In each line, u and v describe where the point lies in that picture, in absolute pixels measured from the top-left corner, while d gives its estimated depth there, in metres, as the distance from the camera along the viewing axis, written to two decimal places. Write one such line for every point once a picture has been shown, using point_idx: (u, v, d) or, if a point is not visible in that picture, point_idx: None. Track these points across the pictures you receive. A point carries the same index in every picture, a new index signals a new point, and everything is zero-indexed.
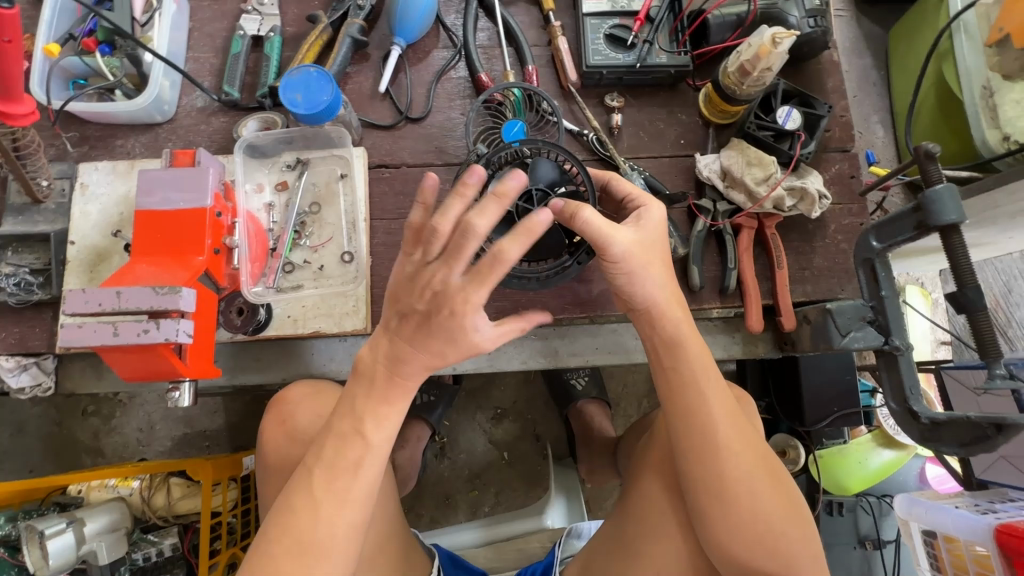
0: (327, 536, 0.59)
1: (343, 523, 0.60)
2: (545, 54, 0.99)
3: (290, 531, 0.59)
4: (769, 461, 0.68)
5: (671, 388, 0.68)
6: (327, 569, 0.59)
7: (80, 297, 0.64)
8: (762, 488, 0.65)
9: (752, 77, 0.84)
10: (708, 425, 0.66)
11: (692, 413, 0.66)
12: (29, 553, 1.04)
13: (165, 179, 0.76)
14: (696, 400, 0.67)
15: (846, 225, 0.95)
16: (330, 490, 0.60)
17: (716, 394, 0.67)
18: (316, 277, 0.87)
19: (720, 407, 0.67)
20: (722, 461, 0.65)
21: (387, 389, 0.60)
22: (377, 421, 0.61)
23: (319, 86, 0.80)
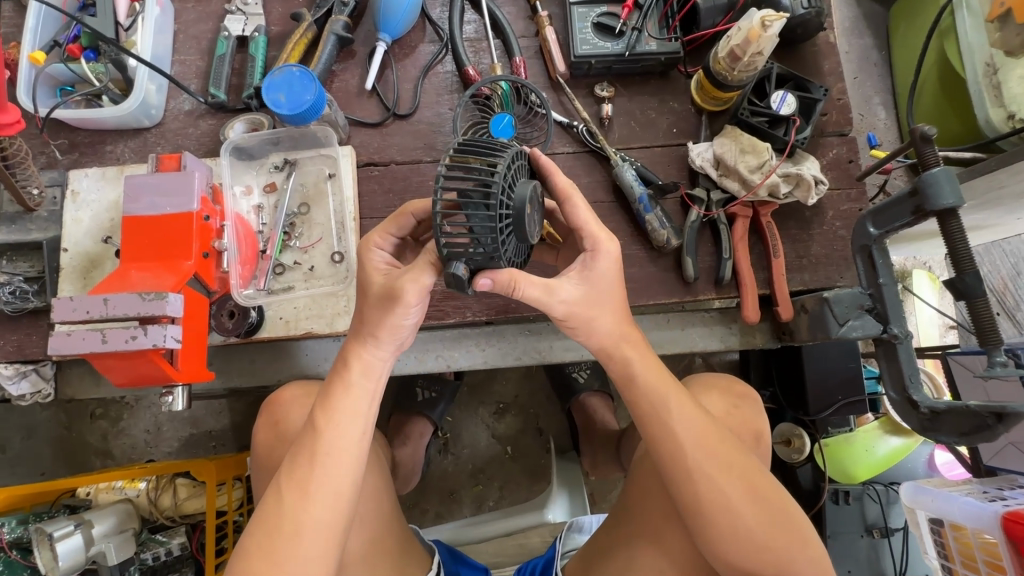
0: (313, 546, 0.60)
1: (312, 521, 0.59)
2: (534, 45, 0.97)
3: (267, 537, 0.59)
4: (749, 471, 0.67)
5: (640, 413, 0.69)
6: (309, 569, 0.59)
7: (68, 304, 0.64)
8: (736, 495, 0.65)
9: (743, 62, 0.82)
10: (678, 446, 0.66)
11: (661, 438, 0.67)
12: (40, 554, 1.06)
13: (151, 184, 0.76)
14: (663, 424, 0.67)
15: (845, 211, 0.93)
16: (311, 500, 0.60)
17: (682, 415, 0.67)
18: (307, 278, 0.86)
19: (687, 428, 0.67)
20: (696, 483, 0.65)
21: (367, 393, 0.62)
22: (343, 411, 0.61)
23: (302, 85, 0.79)
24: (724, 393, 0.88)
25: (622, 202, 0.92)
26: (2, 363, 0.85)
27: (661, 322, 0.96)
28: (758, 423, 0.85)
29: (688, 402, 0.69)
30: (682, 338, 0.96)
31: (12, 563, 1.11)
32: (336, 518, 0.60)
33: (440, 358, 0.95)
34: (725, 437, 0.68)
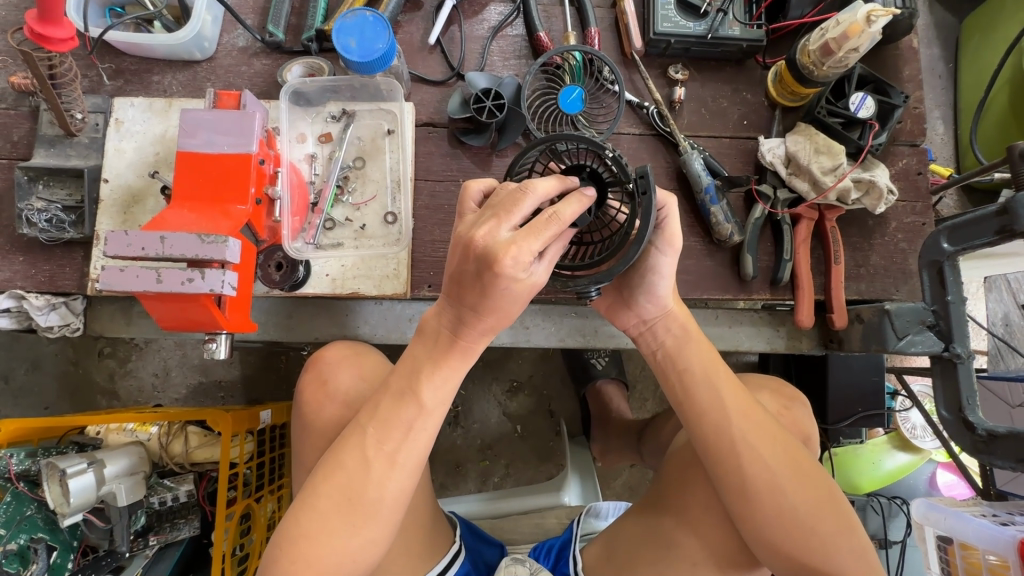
0: (371, 489, 0.61)
1: (391, 481, 0.62)
2: (608, 17, 0.93)
3: (340, 489, 0.61)
4: (797, 455, 0.67)
5: (684, 388, 0.71)
6: (374, 524, 0.61)
7: (122, 238, 0.61)
8: (784, 479, 0.64)
9: (835, 57, 0.79)
10: (720, 420, 0.67)
11: (704, 411, 0.69)
12: (49, 489, 1.03)
13: (209, 120, 0.72)
14: (704, 400, 0.69)
15: (908, 224, 0.91)
16: (384, 447, 0.62)
17: (729, 393, 0.69)
18: (357, 236, 0.83)
19: (732, 404, 0.68)
20: (739, 457, 0.65)
21: (439, 349, 0.63)
22: (433, 385, 0.63)
23: (375, 33, 0.75)
24: (775, 393, 0.88)
25: (684, 191, 0.89)
26: (32, 293, 0.82)
27: (709, 317, 0.95)
28: (809, 427, 0.85)
29: (733, 382, 0.71)
30: (728, 336, 0.95)
31: (20, 495, 1.08)
32: (407, 466, 0.62)
33: None
34: (770, 418, 0.70)
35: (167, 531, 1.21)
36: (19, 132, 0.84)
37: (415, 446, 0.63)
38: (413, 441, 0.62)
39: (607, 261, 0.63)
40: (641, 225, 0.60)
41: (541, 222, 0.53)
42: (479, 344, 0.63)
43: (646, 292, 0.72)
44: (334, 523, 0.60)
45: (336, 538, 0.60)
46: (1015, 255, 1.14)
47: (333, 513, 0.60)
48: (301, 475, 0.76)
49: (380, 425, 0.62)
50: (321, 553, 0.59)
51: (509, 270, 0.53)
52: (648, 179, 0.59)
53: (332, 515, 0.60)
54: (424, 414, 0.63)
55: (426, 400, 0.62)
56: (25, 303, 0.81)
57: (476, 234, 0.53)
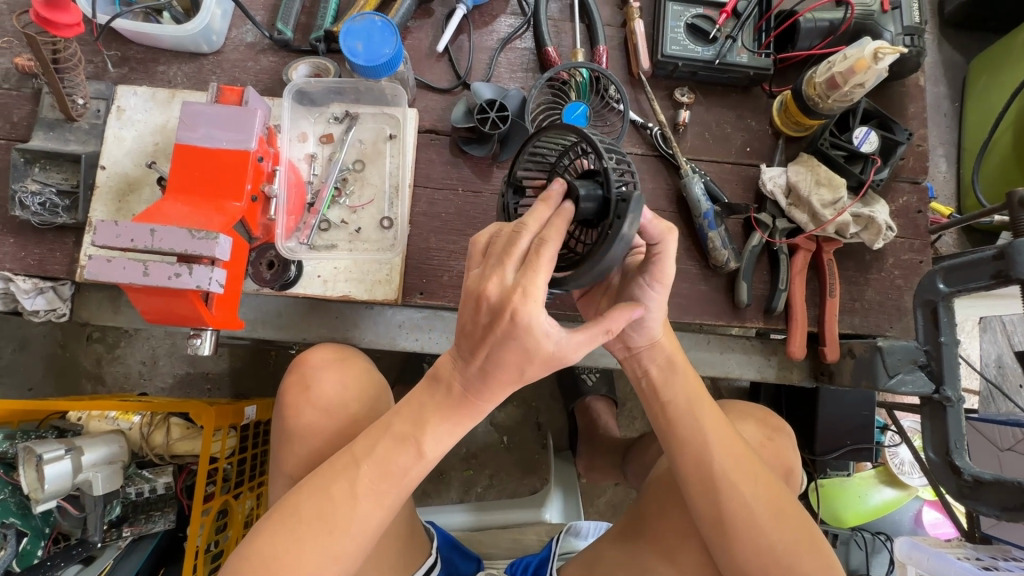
0: (352, 521, 0.60)
1: (372, 513, 0.61)
2: (618, 35, 0.93)
3: (320, 517, 0.60)
4: (777, 490, 0.66)
5: (666, 416, 0.71)
6: (350, 548, 0.61)
7: (112, 229, 0.60)
8: (763, 515, 0.64)
9: (841, 91, 0.79)
10: (701, 453, 0.67)
11: (687, 442, 0.68)
12: (24, 474, 1.03)
13: (209, 115, 0.71)
14: (686, 430, 0.69)
15: (905, 261, 0.91)
16: (371, 486, 0.61)
17: (710, 424, 0.69)
18: (353, 238, 0.83)
19: (716, 439, 0.68)
20: (721, 493, 0.65)
21: (457, 408, 0.62)
22: (436, 436, 0.62)
23: (382, 38, 0.75)
24: (758, 423, 0.87)
25: (683, 215, 0.89)
26: (21, 276, 0.81)
27: (701, 341, 0.94)
28: (791, 459, 0.85)
29: (715, 413, 0.70)
30: (718, 362, 0.94)
31: None
32: (393, 502, 0.62)
33: None
34: (753, 453, 0.69)
35: (141, 523, 1.19)
36: (20, 114, 0.84)
37: (405, 486, 0.63)
38: (404, 482, 0.62)
39: (580, 266, 0.59)
40: (609, 242, 0.54)
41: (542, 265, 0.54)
42: (491, 402, 0.63)
43: (634, 322, 0.70)
44: (308, 548, 0.59)
45: (309, 564, 0.59)
46: (1011, 297, 1.13)
47: (309, 540, 0.60)
48: (279, 479, 0.74)
49: (377, 464, 0.61)
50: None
51: (527, 309, 0.54)
52: (627, 203, 0.54)
53: (306, 541, 0.60)
54: (422, 459, 0.62)
55: (425, 448, 0.62)
56: (12, 285, 0.81)
57: (486, 285, 0.55)
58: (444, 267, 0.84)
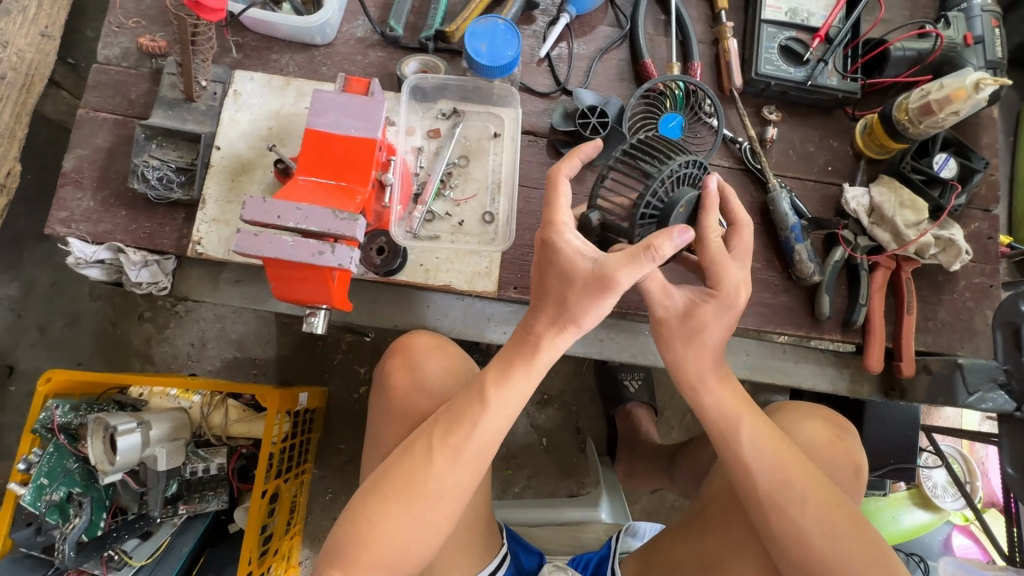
0: (429, 479, 0.62)
1: (449, 474, 0.63)
2: (710, 52, 0.97)
3: (402, 478, 0.62)
4: (838, 501, 0.62)
5: (713, 429, 0.68)
6: (431, 510, 0.62)
7: (260, 205, 0.63)
8: (811, 507, 0.61)
9: (934, 117, 0.82)
10: (749, 465, 0.65)
11: (724, 434, 0.67)
12: (92, 445, 1.05)
13: (339, 103, 0.74)
14: (733, 441, 0.67)
15: (976, 284, 0.94)
16: (447, 443, 0.63)
17: (755, 432, 0.66)
18: (455, 231, 0.85)
19: (758, 433, 0.66)
20: (768, 504, 0.63)
21: (514, 349, 0.67)
22: (501, 390, 0.65)
23: (505, 40, 0.78)
24: (827, 421, 0.84)
25: (768, 227, 0.92)
26: (131, 248, 0.84)
27: (775, 351, 0.96)
28: (860, 459, 0.82)
29: (766, 425, 0.68)
30: (791, 372, 0.96)
31: (61, 447, 1.08)
32: (469, 463, 0.63)
33: None
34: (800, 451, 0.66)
35: (196, 502, 1.20)
36: (137, 91, 0.87)
37: (475, 440, 0.64)
38: (473, 436, 0.63)
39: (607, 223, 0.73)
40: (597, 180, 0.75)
41: (561, 191, 0.67)
42: (550, 348, 0.66)
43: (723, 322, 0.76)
44: (396, 507, 0.62)
45: (395, 524, 0.61)
46: None
47: (393, 499, 0.62)
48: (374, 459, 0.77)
49: (447, 420, 0.64)
50: (380, 534, 0.61)
51: (553, 230, 0.65)
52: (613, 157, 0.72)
53: (392, 500, 0.62)
54: (485, 407, 0.64)
55: (488, 394, 0.64)
56: (122, 256, 0.83)
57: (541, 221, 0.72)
58: None
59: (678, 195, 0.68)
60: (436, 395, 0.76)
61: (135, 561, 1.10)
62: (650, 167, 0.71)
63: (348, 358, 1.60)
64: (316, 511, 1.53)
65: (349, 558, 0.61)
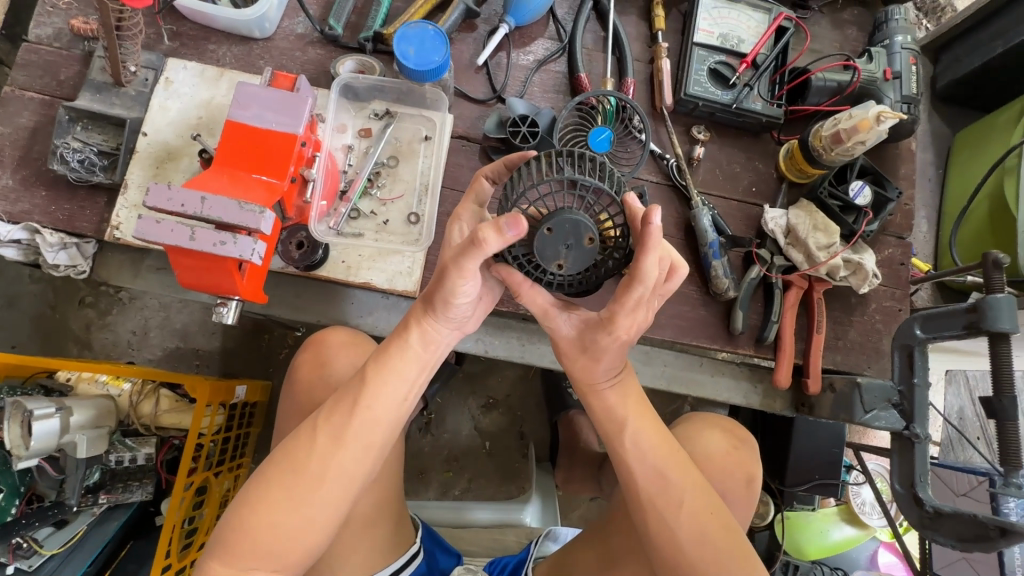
0: (313, 460, 0.61)
1: (334, 458, 0.61)
2: (645, 71, 1.00)
3: (286, 460, 0.61)
4: (715, 505, 0.67)
5: (603, 430, 0.71)
6: (316, 494, 0.60)
7: (165, 191, 0.63)
8: (684, 502, 0.65)
9: (844, 146, 0.86)
10: (637, 462, 0.68)
11: (611, 435, 0.70)
12: (8, 429, 1.03)
13: (263, 97, 0.75)
14: (620, 443, 0.69)
15: (886, 307, 0.98)
16: (330, 426, 0.62)
17: (653, 436, 0.69)
18: (379, 229, 0.86)
19: (646, 435, 0.69)
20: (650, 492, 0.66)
21: (389, 340, 0.65)
22: (385, 375, 0.64)
23: (433, 45, 0.80)
24: (726, 432, 0.88)
25: (690, 243, 0.95)
26: (48, 229, 0.83)
27: (694, 363, 0.99)
28: (753, 469, 0.86)
29: (658, 426, 0.71)
30: (708, 384, 0.99)
31: None
32: (355, 446, 0.62)
33: (478, 342, 0.97)
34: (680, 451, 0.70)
35: (118, 492, 1.18)
36: (67, 73, 0.87)
37: (361, 423, 0.62)
38: (359, 419, 0.62)
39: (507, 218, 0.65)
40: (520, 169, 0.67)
41: (475, 193, 0.69)
42: (434, 336, 0.65)
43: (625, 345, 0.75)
44: (277, 489, 0.60)
45: (275, 509, 0.59)
46: (977, 354, 1.22)
47: (275, 482, 0.60)
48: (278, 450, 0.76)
49: (332, 404, 0.63)
50: (260, 520, 0.59)
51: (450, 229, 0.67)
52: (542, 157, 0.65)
53: (273, 483, 0.60)
54: (371, 388, 0.63)
55: (369, 376, 0.63)
56: (38, 237, 0.82)
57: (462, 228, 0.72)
58: None
59: (574, 216, 0.59)
60: (334, 384, 0.76)
61: (46, 549, 1.06)
62: (568, 169, 0.62)
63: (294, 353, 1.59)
64: None
65: (223, 544, 0.59)
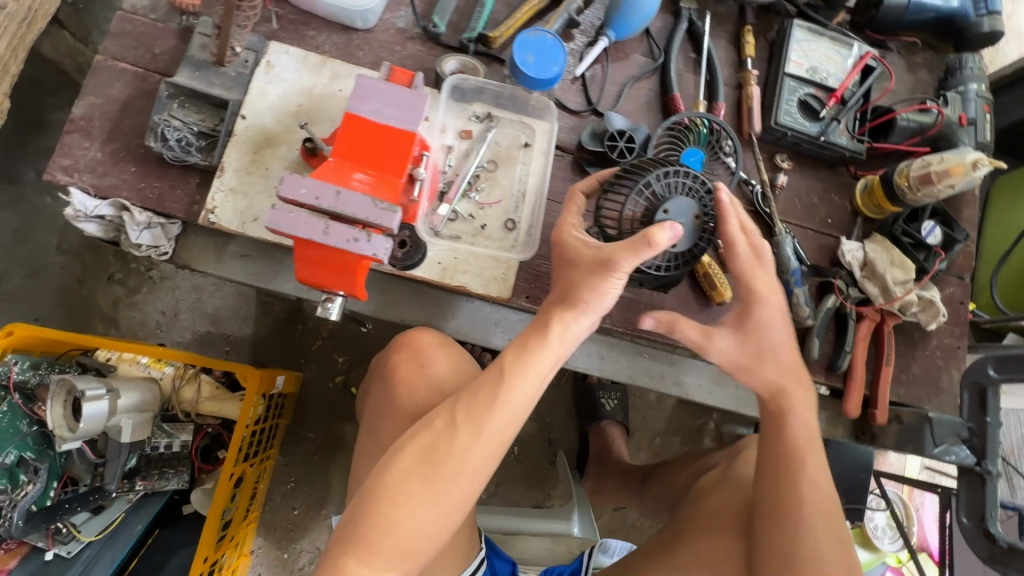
0: (454, 453, 0.60)
1: (472, 452, 0.61)
2: (733, 96, 1.01)
3: (424, 450, 0.61)
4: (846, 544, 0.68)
5: (781, 460, 0.73)
6: (451, 487, 0.60)
7: (299, 183, 0.62)
8: (822, 533, 0.67)
9: (932, 187, 0.89)
10: (806, 487, 0.70)
11: (784, 457, 0.73)
12: (51, 409, 0.99)
13: (382, 91, 0.73)
14: (796, 470, 0.72)
15: (946, 344, 1.01)
16: (469, 420, 0.61)
17: (815, 453, 0.73)
18: (476, 233, 0.86)
19: (814, 471, 0.72)
20: (801, 495, 0.70)
21: (533, 334, 0.65)
22: (523, 371, 0.63)
23: (552, 56, 0.80)
24: None
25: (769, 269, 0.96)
26: (136, 207, 0.80)
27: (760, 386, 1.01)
28: None
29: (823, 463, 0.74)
30: None
31: (15, 408, 1.01)
32: (491, 439, 0.61)
33: None
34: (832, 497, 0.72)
35: (154, 479, 1.13)
36: (162, 46, 0.84)
37: (498, 416, 0.62)
38: (497, 412, 0.62)
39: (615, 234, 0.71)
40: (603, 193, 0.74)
41: (574, 205, 0.75)
42: (570, 335, 0.65)
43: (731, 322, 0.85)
44: (415, 480, 0.59)
45: (414, 500, 0.59)
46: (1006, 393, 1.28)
47: (414, 471, 0.60)
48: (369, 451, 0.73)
49: (470, 397, 0.62)
50: (398, 510, 0.58)
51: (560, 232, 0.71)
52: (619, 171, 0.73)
53: (412, 474, 0.60)
54: (508, 383, 0.62)
55: (508, 368, 0.63)
56: (126, 215, 0.80)
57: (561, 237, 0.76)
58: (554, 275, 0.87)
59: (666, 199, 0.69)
60: (436, 385, 0.75)
61: (84, 536, 1.04)
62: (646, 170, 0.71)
63: (327, 345, 1.56)
64: (274, 500, 1.47)
65: (359, 537, 0.58)
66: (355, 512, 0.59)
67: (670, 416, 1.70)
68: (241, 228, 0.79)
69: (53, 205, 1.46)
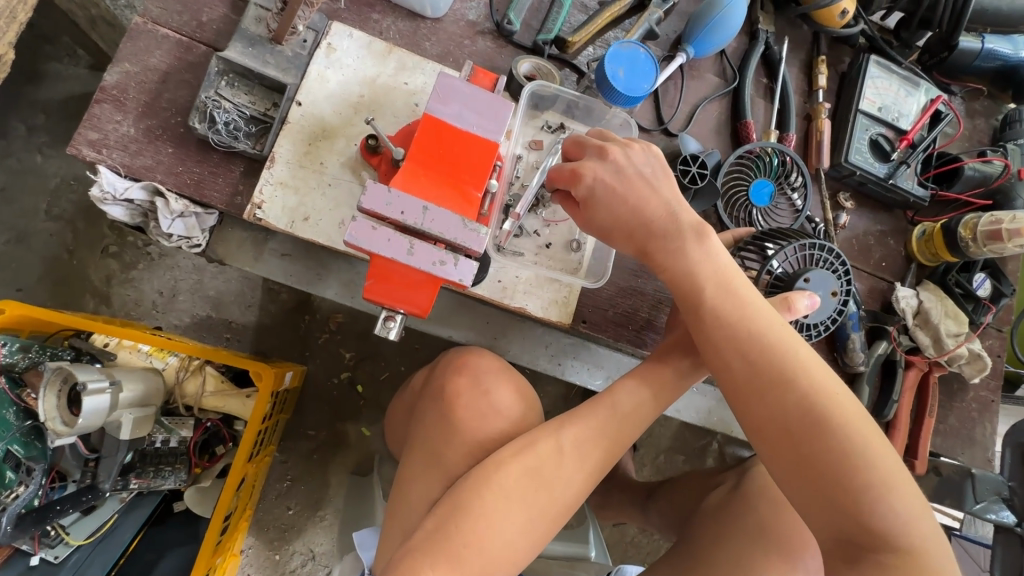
0: (559, 478, 0.60)
1: (575, 474, 0.61)
2: (801, 127, 0.98)
3: (527, 467, 0.60)
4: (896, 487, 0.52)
5: (763, 383, 0.57)
6: (548, 505, 0.60)
7: (383, 195, 0.59)
8: (859, 476, 0.52)
9: (1000, 244, 0.88)
10: (823, 423, 0.54)
11: (788, 386, 0.56)
12: (44, 399, 0.87)
13: (465, 92, 0.65)
14: (808, 405, 0.55)
15: (983, 397, 1.01)
16: (577, 446, 0.62)
17: (812, 372, 0.56)
18: (540, 251, 0.80)
19: (837, 402, 0.55)
20: (821, 451, 0.53)
21: (649, 367, 0.69)
22: (634, 398, 0.66)
23: (643, 71, 0.77)
24: None
25: None
26: (172, 194, 0.71)
27: None
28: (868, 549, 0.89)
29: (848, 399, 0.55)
30: None
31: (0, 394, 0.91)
32: (591, 465, 0.62)
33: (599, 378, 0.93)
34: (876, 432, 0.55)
35: (150, 477, 1.04)
36: (211, 15, 0.75)
37: (608, 443, 0.63)
38: (607, 439, 0.63)
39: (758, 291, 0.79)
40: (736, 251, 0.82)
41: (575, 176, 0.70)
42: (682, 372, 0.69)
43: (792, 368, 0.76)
44: (519, 498, 0.59)
45: (513, 516, 0.58)
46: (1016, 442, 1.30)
47: (517, 489, 0.59)
48: (419, 483, 0.68)
49: (574, 420, 0.64)
50: (494, 525, 0.57)
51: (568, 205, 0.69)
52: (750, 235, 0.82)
53: (515, 490, 0.59)
54: (620, 411, 0.65)
55: (621, 397, 0.66)
56: (160, 201, 0.71)
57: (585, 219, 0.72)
58: (612, 302, 0.84)
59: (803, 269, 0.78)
60: (504, 414, 0.71)
61: (73, 540, 0.98)
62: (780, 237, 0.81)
63: (334, 339, 1.48)
64: (268, 499, 1.39)
65: (446, 548, 0.56)
66: (444, 520, 0.58)
67: (677, 434, 1.68)
68: (292, 228, 0.72)
69: (44, 165, 1.33)
